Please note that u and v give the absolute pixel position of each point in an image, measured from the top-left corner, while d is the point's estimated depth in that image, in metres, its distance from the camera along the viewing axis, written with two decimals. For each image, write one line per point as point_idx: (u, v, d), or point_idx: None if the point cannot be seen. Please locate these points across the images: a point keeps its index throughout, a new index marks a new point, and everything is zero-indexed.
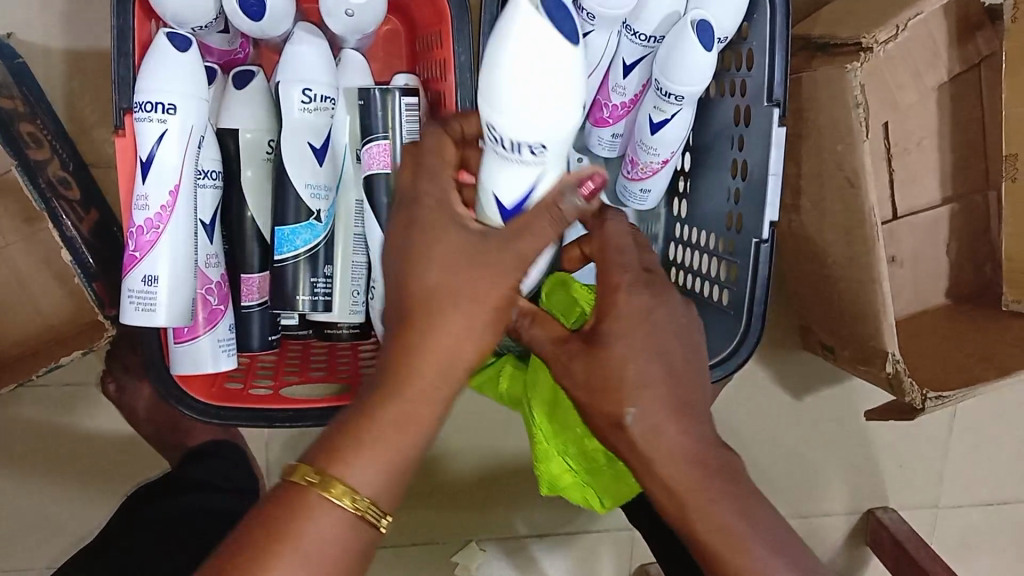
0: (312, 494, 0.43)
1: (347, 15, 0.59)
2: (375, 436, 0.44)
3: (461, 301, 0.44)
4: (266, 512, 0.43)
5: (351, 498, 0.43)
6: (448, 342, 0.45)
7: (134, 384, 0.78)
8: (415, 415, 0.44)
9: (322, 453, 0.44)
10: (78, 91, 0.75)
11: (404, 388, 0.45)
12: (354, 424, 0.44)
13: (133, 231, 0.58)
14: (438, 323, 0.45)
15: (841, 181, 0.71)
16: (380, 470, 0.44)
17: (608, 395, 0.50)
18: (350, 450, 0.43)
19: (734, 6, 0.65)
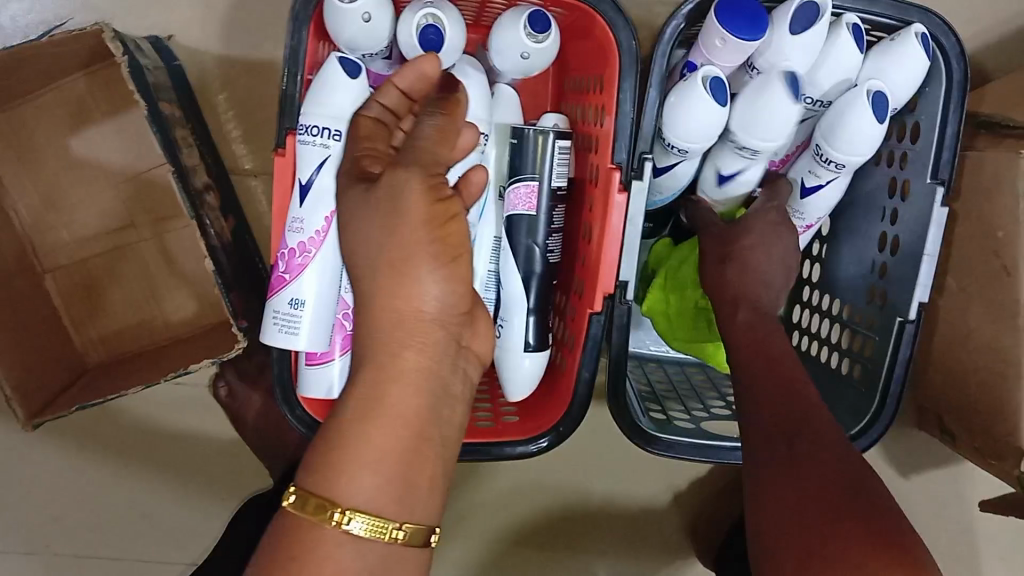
0: (304, 522, 0.40)
1: (521, 58, 0.58)
2: (370, 442, 0.41)
3: (403, 245, 0.42)
4: (276, 552, 0.40)
5: (337, 513, 0.39)
6: (405, 320, 0.42)
7: (245, 393, 0.79)
8: (385, 398, 0.41)
9: (311, 475, 0.41)
10: (227, 96, 0.75)
11: (376, 372, 0.42)
12: (330, 438, 0.41)
13: (285, 253, 0.59)
14: (385, 298, 0.42)
15: (996, 270, 0.68)
16: (369, 473, 0.40)
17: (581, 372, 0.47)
18: (332, 464, 0.40)
19: (916, 73, 0.62)
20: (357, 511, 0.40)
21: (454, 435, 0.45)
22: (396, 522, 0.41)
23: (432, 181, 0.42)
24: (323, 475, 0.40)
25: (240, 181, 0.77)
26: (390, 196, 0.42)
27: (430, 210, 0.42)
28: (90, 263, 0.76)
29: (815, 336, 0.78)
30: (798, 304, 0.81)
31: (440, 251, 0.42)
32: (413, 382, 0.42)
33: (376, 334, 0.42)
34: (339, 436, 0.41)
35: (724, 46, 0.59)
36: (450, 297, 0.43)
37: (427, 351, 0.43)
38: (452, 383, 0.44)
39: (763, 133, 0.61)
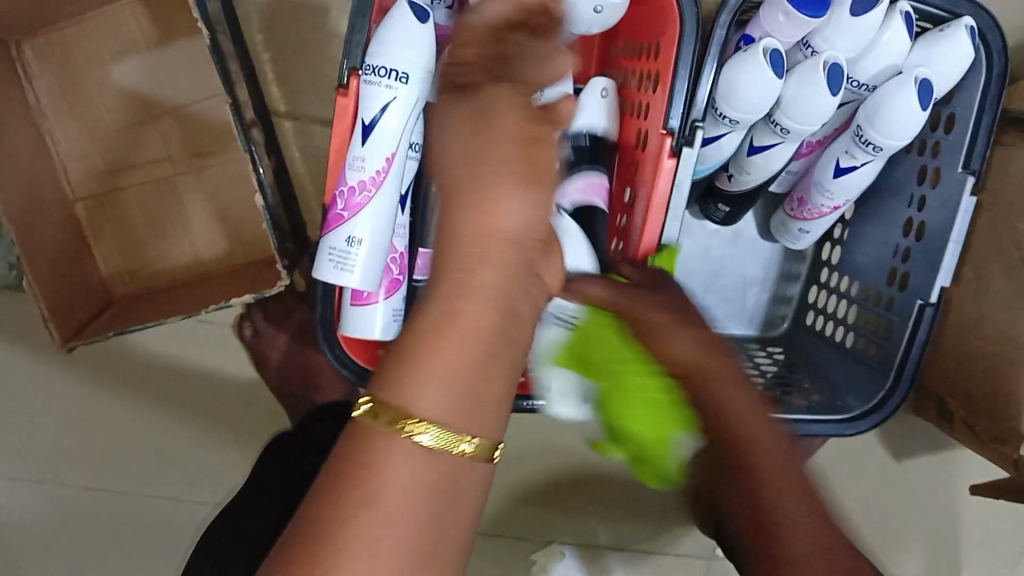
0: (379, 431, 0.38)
1: (593, 10, 0.62)
2: (435, 356, 0.38)
3: (483, 159, 0.40)
4: (344, 459, 0.38)
5: (401, 420, 0.37)
6: (484, 223, 0.40)
7: (272, 334, 0.80)
8: (455, 307, 0.39)
9: (377, 383, 0.39)
10: (273, 37, 0.76)
11: (448, 285, 0.40)
12: (407, 350, 0.39)
13: (343, 191, 0.59)
14: (471, 217, 0.40)
15: (1015, 260, 0.71)
16: (447, 390, 0.38)
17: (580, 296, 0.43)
18: (408, 377, 0.38)
19: (961, 64, 0.65)
20: (413, 420, 0.37)
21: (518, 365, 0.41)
22: (455, 434, 0.38)
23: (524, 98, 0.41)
24: (398, 385, 0.38)
25: (277, 124, 0.77)
26: (485, 114, 0.41)
27: (527, 129, 0.40)
28: (124, 193, 0.75)
29: (830, 315, 0.82)
30: (816, 284, 0.84)
31: (528, 173, 0.40)
32: (482, 296, 0.39)
33: (445, 253, 0.40)
34: (405, 347, 0.39)
35: (786, 21, 0.61)
36: (533, 217, 0.40)
37: (510, 244, 0.40)
38: (518, 307, 0.41)
39: (807, 116, 0.64)
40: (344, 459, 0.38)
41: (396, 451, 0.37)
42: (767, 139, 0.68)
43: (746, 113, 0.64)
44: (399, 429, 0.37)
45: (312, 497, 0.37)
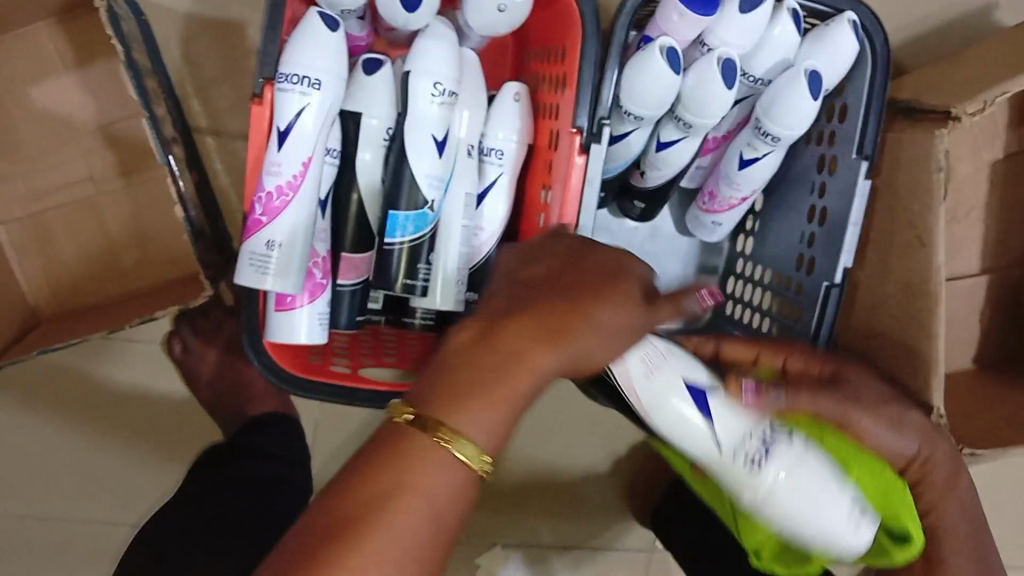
0: (411, 435, 0.43)
1: (498, 11, 0.63)
2: (489, 387, 0.44)
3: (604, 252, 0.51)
4: (383, 456, 0.43)
5: (457, 443, 0.43)
6: (584, 338, 0.47)
7: (201, 349, 0.80)
8: (527, 356, 0.45)
9: (426, 397, 0.44)
10: (192, 56, 0.77)
11: (534, 328, 0.46)
12: (456, 377, 0.44)
13: (262, 196, 0.61)
14: (573, 318, 0.46)
15: (912, 240, 0.75)
16: (488, 415, 0.44)
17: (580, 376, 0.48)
18: (457, 397, 0.44)
19: (847, 56, 0.69)
20: (450, 432, 0.43)
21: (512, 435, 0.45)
22: (485, 460, 0.44)
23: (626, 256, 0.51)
24: (447, 402, 0.44)
25: (199, 140, 0.78)
26: (614, 264, 0.50)
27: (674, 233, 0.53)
28: (46, 215, 0.75)
29: (748, 303, 0.84)
30: (733, 275, 0.87)
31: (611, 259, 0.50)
32: (538, 378, 0.45)
33: (531, 317, 0.46)
34: (463, 361, 0.45)
35: (680, 20, 0.65)
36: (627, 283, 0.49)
37: (586, 356, 0.47)
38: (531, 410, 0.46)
39: (706, 110, 0.67)
40: (385, 455, 0.43)
41: (428, 456, 0.43)
42: (671, 135, 0.71)
43: (648, 110, 0.67)
44: (442, 444, 0.43)
45: (340, 484, 0.42)
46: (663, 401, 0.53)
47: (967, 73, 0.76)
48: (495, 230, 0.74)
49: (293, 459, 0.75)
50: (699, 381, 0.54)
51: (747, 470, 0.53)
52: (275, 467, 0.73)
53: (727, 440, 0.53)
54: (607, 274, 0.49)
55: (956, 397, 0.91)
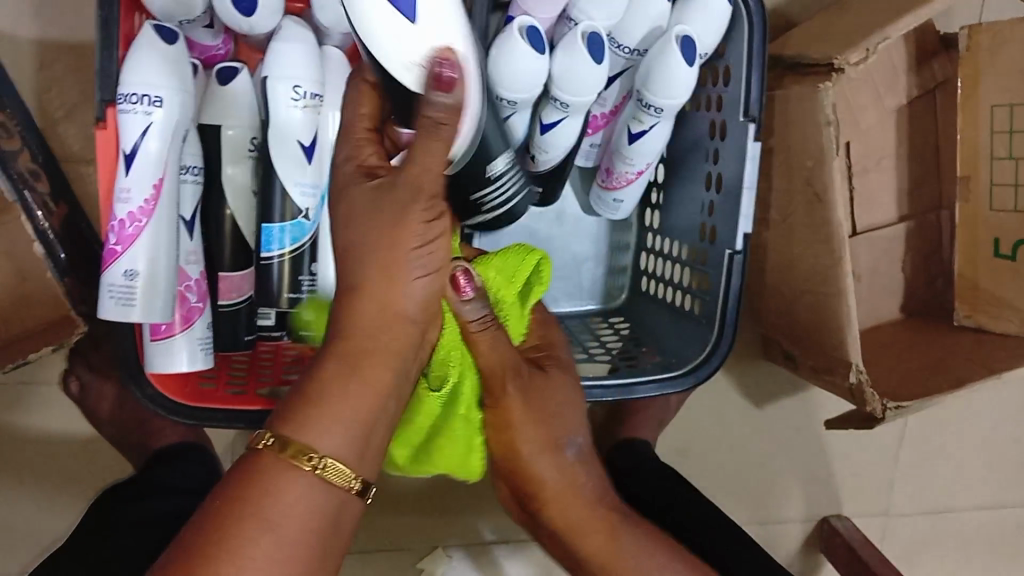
0: (270, 457, 0.43)
1: None
2: (352, 414, 0.45)
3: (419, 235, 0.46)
4: (230, 486, 0.43)
5: (309, 458, 0.43)
6: (386, 287, 0.45)
7: (97, 384, 0.77)
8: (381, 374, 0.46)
9: (278, 416, 0.45)
10: (50, 84, 0.74)
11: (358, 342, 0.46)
12: (306, 387, 0.45)
13: (115, 225, 0.58)
14: (363, 297, 0.45)
15: (812, 197, 0.73)
16: (347, 430, 0.45)
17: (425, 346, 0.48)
18: (311, 414, 0.44)
19: (717, 18, 0.67)
20: (304, 451, 0.43)
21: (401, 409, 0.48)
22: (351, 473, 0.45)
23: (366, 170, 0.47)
24: (298, 421, 0.44)
25: (72, 168, 0.75)
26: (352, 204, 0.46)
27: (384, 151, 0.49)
28: None
29: (665, 281, 0.82)
30: (644, 251, 0.86)
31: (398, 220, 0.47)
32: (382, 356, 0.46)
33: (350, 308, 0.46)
34: (309, 392, 0.45)
35: None
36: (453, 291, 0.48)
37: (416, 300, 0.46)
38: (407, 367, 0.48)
39: (579, 84, 0.65)
40: (235, 484, 0.43)
41: (273, 474, 0.43)
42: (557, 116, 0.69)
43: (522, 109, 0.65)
44: (286, 457, 0.43)
45: (196, 524, 0.42)
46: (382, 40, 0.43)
47: (851, 21, 0.74)
48: None
49: (197, 488, 0.72)
50: (377, 40, 0.43)
51: None
52: (177, 500, 0.70)
53: None
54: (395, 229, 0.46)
55: (881, 348, 0.90)
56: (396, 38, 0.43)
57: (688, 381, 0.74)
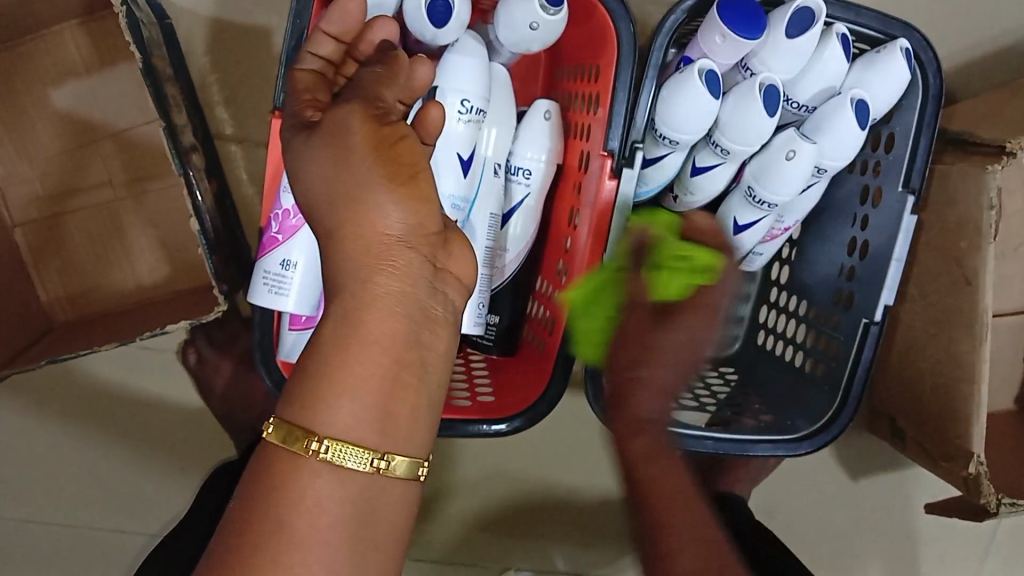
0: (285, 456, 0.38)
1: (530, 28, 0.59)
2: (337, 376, 0.38)
3: (358, 174, 0.38)
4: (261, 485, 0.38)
5: (310, 444, 0.37)
6: (353, 228, 0.38)
7: (215, 359, 0.78)
8: (356, 318, 0.38)
9: (285, 405, 0.38)
10: (215, 63, 0.75)
11: (337, 282, 0.39)
12: (308, 368, 0.38)
13: (279, 213, 0.58)
14: (345, 228, 0.38)
15: (958, 278, 0.71)
16: (352, 405, 0.38)
17: (371, 261, 0.38)
18: (315, 397, 0.38)
19: (896, 85, 0.65)
20: (343, 449, 0.37)
21: (439, 362, 0.41)
22: (380, 456, 0.38)
23: (374, 111, 0.39)
24: (304, 405, 0.38)
25: (222, 147, 0.77)
26: (338, 132, 0.38)
27: (378, 133, 0.38)
28: (61, 217, 0.75)
29: (780, 335, 0.82)
30: (766, 303, 0.85)
31: (394, 172, 0.38)
32: (389, 307, 0.38)
33: (340, 259, 0.39)
34: (315, 368, 0.38)
35: (723, 43, 0.61)
36: (413, 218, 0.39)
37: (402, 226, 0.38)
38: (431, 308, 0.40)
39: (779, 190, 0.66)
40: (257, 487, 0.38)
41: (301, 477, 0.37)
42: (738, 206, 0.70)
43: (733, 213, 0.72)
44: (290, 448, 0.37)
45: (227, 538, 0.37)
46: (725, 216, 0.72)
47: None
48: (518, 251, 0.72)
49: None
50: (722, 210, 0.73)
51: (776, 165, 0.66)
52: None
53: (754, 174, 0.67)
54: (320, 160, 0.39)
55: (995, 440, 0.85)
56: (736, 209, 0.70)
57: (805, 447, 0.72)
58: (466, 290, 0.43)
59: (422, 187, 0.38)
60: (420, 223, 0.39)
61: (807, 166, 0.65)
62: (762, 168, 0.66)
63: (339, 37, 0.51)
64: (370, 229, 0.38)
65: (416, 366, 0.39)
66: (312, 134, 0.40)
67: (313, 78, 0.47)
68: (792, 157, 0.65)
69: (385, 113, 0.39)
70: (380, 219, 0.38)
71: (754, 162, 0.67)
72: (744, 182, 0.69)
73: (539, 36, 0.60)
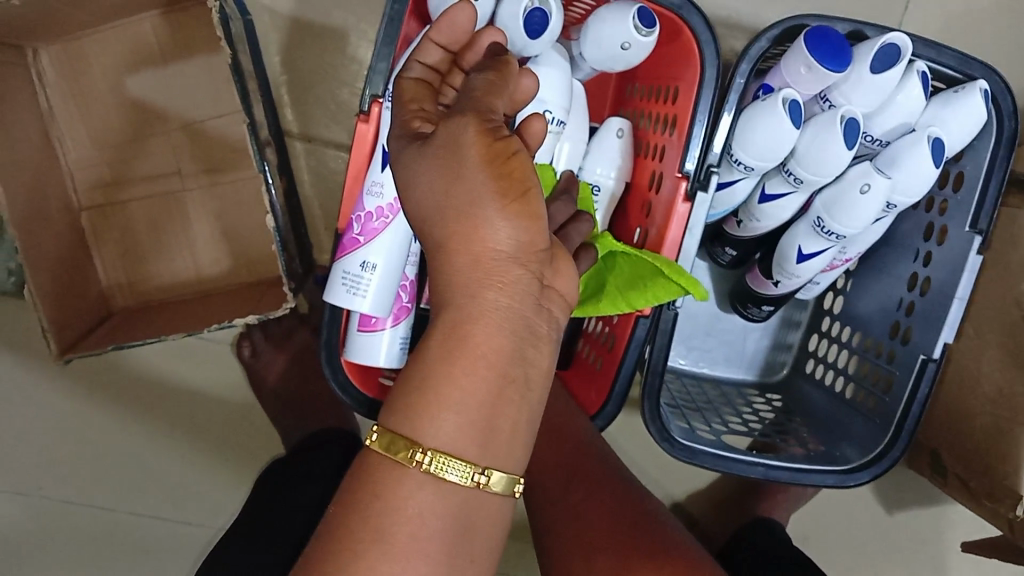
0: (385, 463, 0.38)
1: (621, 48, 0.60)
2: (444, 389, 0.38)
3: (469, 189, 0.37)
4: (356, 488, 0.39)
5: (412, 454, 0.38)
6: (461, 241, 0.38)
7: (269, 355, 0.79)
8: (466, 333, 0.38)
9: (390, 414, 0.39)
10: (290, 61, 0.76)
11: (447, 294, 0.39)
12: (415, 380, 0.39)
13: (361, 215, 0.59)
14: (456, 241, 0.38)
15: (1017, 320, 0.72)
16: (456, 419, 0.38)
17: (478, 275, 0.38)
18: (422, 409, 0.38)
19: (973, 126, 0.65)
20: (444, 460, 0.38)
21: (540, 378, 0.41)
22: (477, 469, 0.38)
23: (488, 124, 0.38)
24: (410, 415, 0.38)
25: (289, 144, 0.77)
26: (450, 146, 0.38)
27: (489, 148, 0.37)
28: (128, 205, 0.75)
29: (830, 364, 0.82)
30: (816, 333, 0.85)
31: (505, 188, 0.37)
32: (496, 323, 0.38)
33: (448, 271, 0.39)
34: (421, 380, 0.38)
35: (807, 73, 0.62)
36: (524, 235, 0.38)
37: (511, 243, 0.38)
38: (536, 324, 0.40)
39: (849, 222, 0.66)
40: (356, 491, 0.39)
41: (397, 485, 0.38)
42: (804, 235, 0.70)
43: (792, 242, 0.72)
44: (392, 457, 0.38)
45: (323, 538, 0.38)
46: (788, 245, 0.72)
47: None
48: None
49: None
50: (784, 237, 0.73)
51: (848, 197, 0.66)
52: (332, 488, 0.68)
53: (824, 205, 0.67)
54: (429, 170, 0.39)
55: None
56: (801, 239, 0.70)
57: (857, 479, 0.72)
58: (569, 308, 0.43)
59: (534, 207, 0.38)
60: (526, 240, 0.38)
61: (880, 200, 0.65)
62: (832, 200, 0.67)
63: (449, 47, 0.49)
64: (480, 243, 0.38)
65: (521, 382, 0.39)
66: (426, 143, 0.39)
67: (419, 87, 0.45)
68: (866, 191, 0.65)
69: (497, 127, 0.38)
70: (491, 236, 0.38)
71: (825, 193, 0.68)
72: (811, 212, 0.69)
73: (629, 57, 0.61)
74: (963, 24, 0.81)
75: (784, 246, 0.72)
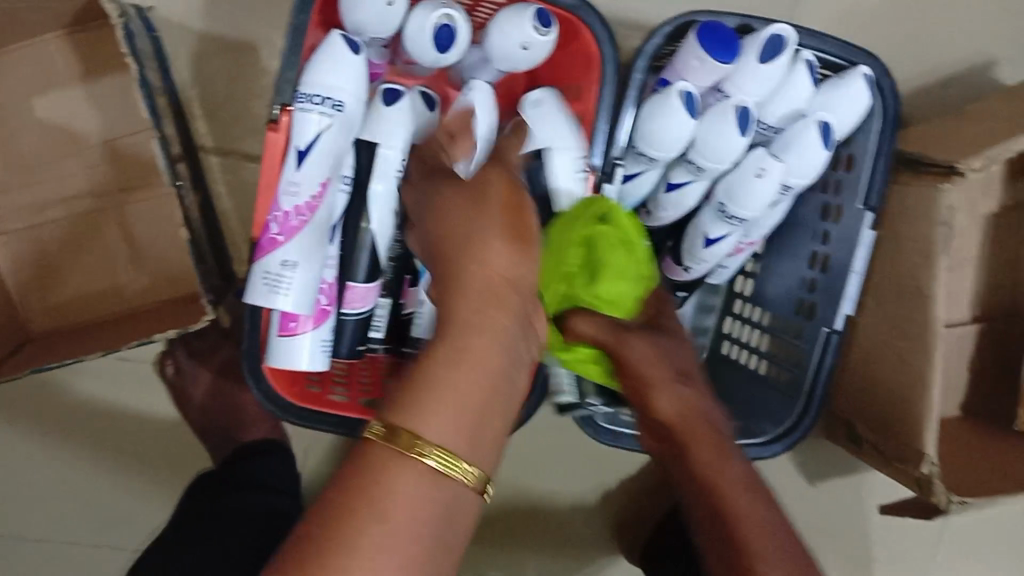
0: (384, 452, 0.40)
1: (521, 49, 0.62)
2: (443, 386, 0.41)
3: (486, 215, 0.46)
4: (345, 483, 0.40)
5: (416, 447, 0.40)
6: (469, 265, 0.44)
7: (194, 370, 0.78)
8: (464, 341, 0.42)
9: (390, 409, 0.41)
10: (199, 76, 0.76)
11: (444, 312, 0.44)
12: (412, 380, 0.42)
13: (278, 215, 0.61)
14: (464, 261, 0.44)
15: (912, 290, 0.76)
16: (448, 415, 0.40)
17: (490, 301, 0.43)
18: (418, 406, 0.40)
19: (857, 111, 0.69)
20: (444, 455, 0.40)
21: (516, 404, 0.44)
22: (471, 469, 0.41)
23: (511, 186, 0.49)
24: (411, 411, 0.40)
25: (204, 159, 0.77)
26: (475, 191, 0.48)
27: (511, 200, 0.47)
28: (40, 228, 0.74)
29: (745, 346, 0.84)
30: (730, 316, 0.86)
31: (517, 237, 0.45)
32: (492, 339, 0.42)
33: (450, 292, 0.44)
34: (421, 378, 0.41)
35: (700, 66, 0.65)
36: (524, 266, 0.45)
37: (509, 272, 0.44)
38: (522, 352, 0.44)
39: (749, 205, 0.70)
40: (348, 484, 0.40)
41: (393, 477, 0.40)
42: (707, 221, 0.73)
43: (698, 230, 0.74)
44: (395, 448, 0.40)
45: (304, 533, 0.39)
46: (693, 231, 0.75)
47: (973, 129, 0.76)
48: None
49: (286, 489, 0.71)
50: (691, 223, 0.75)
51: (747, 181, 0.69)
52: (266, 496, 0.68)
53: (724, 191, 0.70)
54: (451, 210, 0.47)
55: (948, 439, 0.87)
56: (704, 224, 0.73)
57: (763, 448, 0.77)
58: None
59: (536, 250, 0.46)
60: (523, 274, 0.45)
61: (776, 184, 0.69)
62: (732, 185, 0.70)
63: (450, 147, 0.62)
64: (485, 267, 0.44)
65: (505, 396, 0.43)
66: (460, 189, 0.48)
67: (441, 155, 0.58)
68: (761, 175, 0.68)
69: (519, 188, 0.49)
70: (492, 254, 0.44)
71: (726, 179, 0.70)
72: (716, 200, 0.71)
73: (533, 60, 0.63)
74: (850, 15, 0.86)
75: (689, 233, 0.75)
